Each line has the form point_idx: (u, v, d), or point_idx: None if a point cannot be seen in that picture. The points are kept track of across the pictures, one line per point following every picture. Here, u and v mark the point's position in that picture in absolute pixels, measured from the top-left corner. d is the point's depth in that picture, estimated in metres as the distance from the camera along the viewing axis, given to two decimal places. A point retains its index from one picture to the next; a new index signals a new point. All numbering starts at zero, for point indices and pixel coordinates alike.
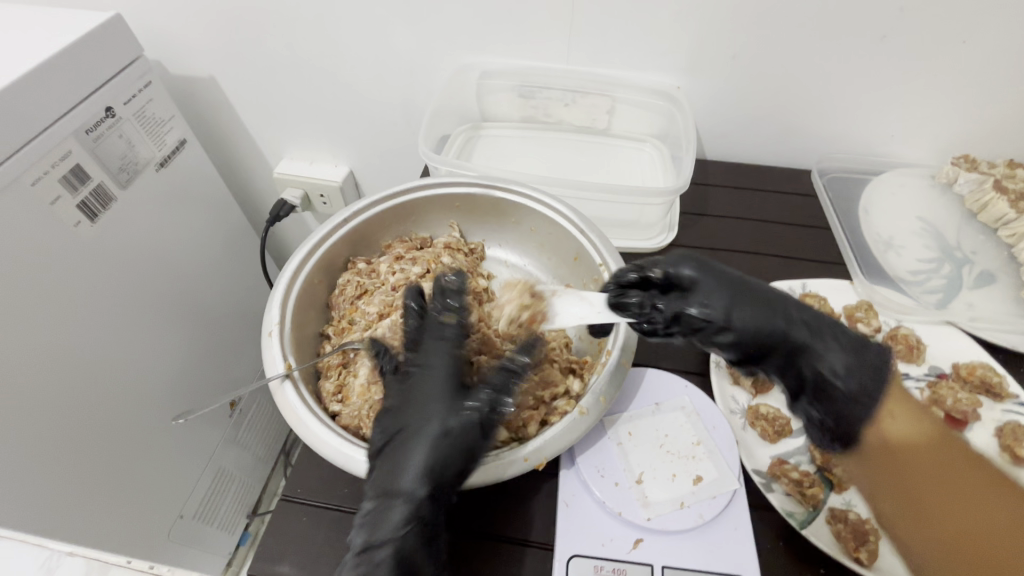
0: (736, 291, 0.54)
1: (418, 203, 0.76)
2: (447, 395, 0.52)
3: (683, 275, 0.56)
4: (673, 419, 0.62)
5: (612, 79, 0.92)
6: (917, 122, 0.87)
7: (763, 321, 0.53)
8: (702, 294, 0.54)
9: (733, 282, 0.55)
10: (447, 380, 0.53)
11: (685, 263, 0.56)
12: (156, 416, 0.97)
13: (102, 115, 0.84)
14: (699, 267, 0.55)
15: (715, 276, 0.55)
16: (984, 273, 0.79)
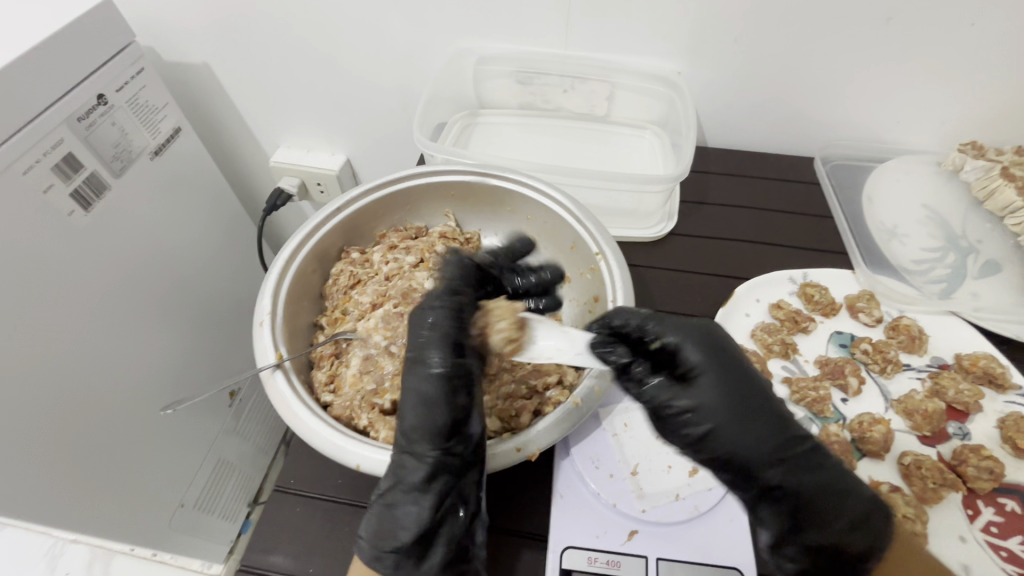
0: (735, 383, 0.47)
1: (413, 192, 0.75)
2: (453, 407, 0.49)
3: (686, 353, 0.48)
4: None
5: (611, 65, 0.90)
6: (923, 108, 0.85)
7: (751, 426, 0.46)
8: (699, 381, 0.47)
9: (738, 382, 0.47)
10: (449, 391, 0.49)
11: (692, 339, 0.49)
12: (146, 408, 0.94)
13: (95, 103, 0.83)
14: (704, 349, 0.48)
15: (719, 361, 0.48)
16: (990, 262, 0.77)
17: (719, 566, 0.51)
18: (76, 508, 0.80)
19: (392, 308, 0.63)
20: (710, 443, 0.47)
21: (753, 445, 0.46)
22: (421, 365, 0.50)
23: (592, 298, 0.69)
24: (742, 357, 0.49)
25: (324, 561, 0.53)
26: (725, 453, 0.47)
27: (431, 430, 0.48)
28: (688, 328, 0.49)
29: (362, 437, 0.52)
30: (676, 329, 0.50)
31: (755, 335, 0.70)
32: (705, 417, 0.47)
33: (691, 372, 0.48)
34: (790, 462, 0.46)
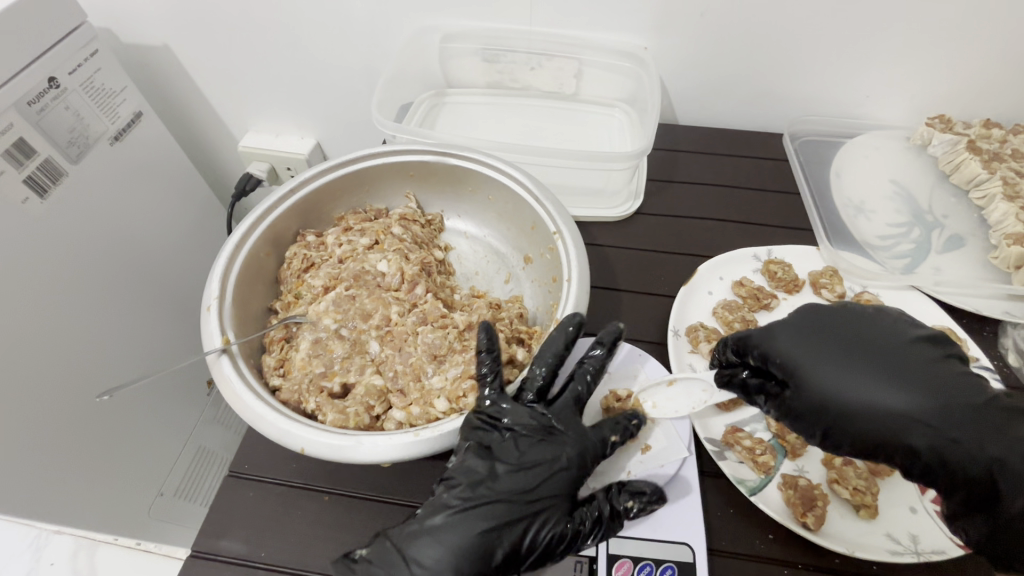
0: (833, 352, 0.52)
1: (370, 173, 0.73)
2: (531, 478, 0.50)
3: (778, 348, 0.54)
4: (696, 396, 0.59)
5: (578, 41, 0.88)
6: (894, 80, 0.84)
7: (885, 386, 0.49)
8: (798, 365, 0.52)
9: (847, 357, 0.51)
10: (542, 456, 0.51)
11: (780, 332, 0.55)
12: (79, 395, 0.85)
13: (45, 86, 0.79)
14: (793, 333, 0.54)
15: (810, 341, 0.53)
16: (954, 236, 0.77)
17: (668, 541, 0.51)
18: (9, 498, 0.74)
19: (344, 291, 0.63)
20: (833, 433, 0.50)
21: (899, 406, 0.48)
22: (534, 466, 0.51)
23: (552, 277, 0.69)
24: (841, 332, 0.53)
25: (276, 544, 0.53)
26: (852, 434, 0.49)
27: (459, 508, 0.48)
28: (776, 325, 0.56)
29: (310, 421, 0.52)
30: (760, 332, 0.56)
31: (717, 312, 0.69)
32: (821, 404, 0.50)
33: (788, 363, 0.53)
34: (934, 406, 0.47)
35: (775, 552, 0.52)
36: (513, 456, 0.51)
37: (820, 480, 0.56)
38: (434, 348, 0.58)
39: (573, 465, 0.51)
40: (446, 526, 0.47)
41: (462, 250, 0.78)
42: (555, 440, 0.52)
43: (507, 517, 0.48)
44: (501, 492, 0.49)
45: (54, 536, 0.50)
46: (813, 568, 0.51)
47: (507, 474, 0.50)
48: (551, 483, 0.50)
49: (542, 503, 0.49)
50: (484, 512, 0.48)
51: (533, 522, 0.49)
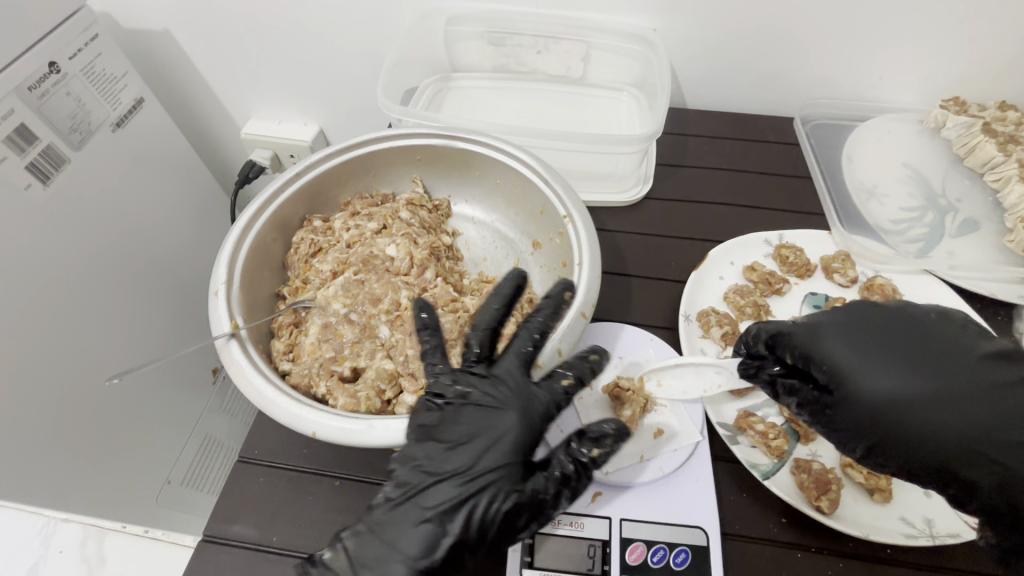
0: (885, 362, 0.47)
1: (376, 157, 0.72)
2: (474, 449, 0.47)
3: (825, 352, 0.49)
4: (708, 379, 0.59)
5: (585, 23, 0.87)
6: (908, 61, 0.82)
7: (947, 406, 0.45)
8: (851, 373, 0.48)
9: (899, 369, 0.47)
10: (483, 424, 0.48)
11: (830, 334, 0.50)
12: (89, 379, 0.86)
13: (46, 71, 0.78)
14: (843, 337, 0.49)
15: (865, 346, 0.48)
16: (968, 220, 0.76)
17: (682, 524, 0.51)
18: (22, 480, 0.74)
19: (352, 275, 0.63)
20: (879, 450, 0.47)
21: (961, 430, 0.44)
22: (472, 438, 0.47)
23: (561, 262, 0.68)
24: (893, 340, 0.48)
25: (288, 529, 0.53)
26: (906, 457, 0.46)
27: (404, 493, 0.46)
28: (819, 328, 0.51)
29: (322, 406, 0.51)
30: (805, 332, 0.51)
31: (728, 297, 0.69)
32: (872, 418, 0.46)
33: (837, 371, 0.48)
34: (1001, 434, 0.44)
35: (788, 536, 0.51)
36: (453, 431, 0.47)
37: (833, 464, 0.56)
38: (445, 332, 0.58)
39: (515, 430, 0.47)
40: (392, 526, 0.44)
41: (469, 235, 0.77)
42: (491, 408, 0.48)
43: (448, 499, 0.45)
44: (438, 473, 0.46)
45: (63, 524, 0.50)
46: (826, 550, 0.51)
47: (442, 454, 0.47)
48: (495, 452, 0.46)
49: (486, 478, 0.46)
50: (423, 499, 0.45)
51: (478, 502, 0.45)
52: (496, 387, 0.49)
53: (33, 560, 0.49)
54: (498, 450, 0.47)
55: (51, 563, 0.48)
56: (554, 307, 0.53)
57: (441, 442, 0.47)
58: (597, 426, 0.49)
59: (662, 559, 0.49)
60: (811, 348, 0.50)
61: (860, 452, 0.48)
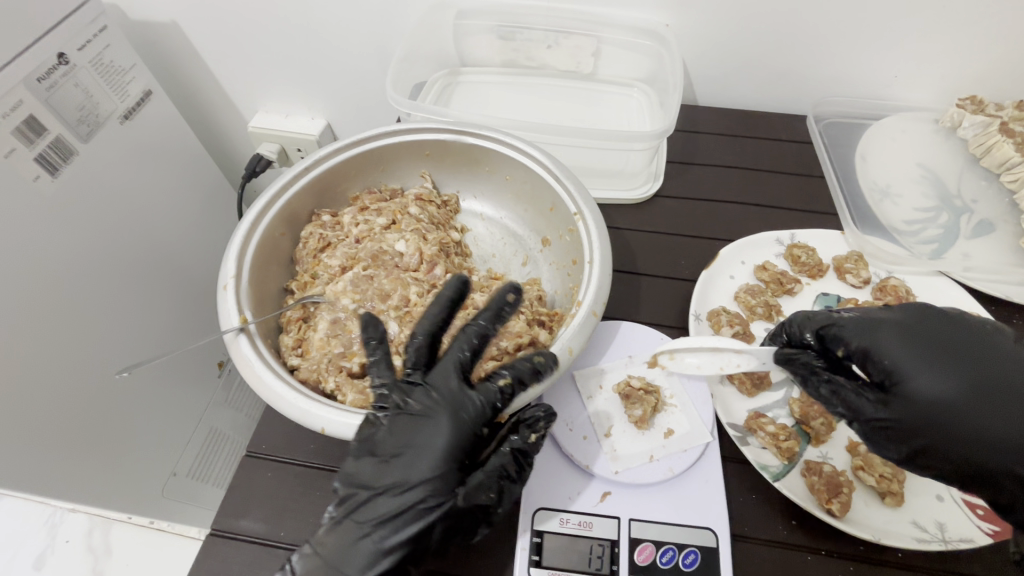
0: (937, 362, 0.48)
1: (386, 152, 0.72)
2: (406, 460, 0.47)
3: (881, 347, 0.49)
4: (726, 357, 0.58)
5: (597, 18, 0.86)
6: (924, 59, 0.81)
7: (993, 412, 0.46)
8: (906, 371, 0.48)
9: (949, 373, 0.47)
10: (414, 435, 0.48)
11: (887, 330, 0.50)
12: (100, 371, 0.87)
13: (55, 62, 0.78)
14: (900, 334, 0.49)
15: (921, 345, 0.49)
16: (984, 221, 0.75)
17: (691, 526, 0.51)
18: (32, 470, 0.75)
19: (362, 270, 0.62)
20: (921, 451, 0.47)
21: (1007, 437, 0.45)
22: (405, 449, 0.47)
23: (571, 259, 0.67)
24: (947, 344, 0.49)
25: (295, 524, 0.53)
26: (942, 459, 0.46)
27: (348, 509, 0.47)
28: (872, 324, 0.51)
29: (332, 402, 0.51)
30: (860, 326, 0.51)
31: (739, 297, 0.68)
32: (921, 417, 0.47)
33: (892, 366, 0.49)
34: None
35: (797, 538, 0.51)
36: (387, 444, 0.48)
37: (844, 467, 0.55)
38: None
39: (447, 436, 0.47)
40: (333, 544, 0.45)
41: (478, 232, 0.77)
42: (424, 418, 0.48)
43: (387, 511, 0.46)
44: (376, 487, 0.47)
45: (69, 515, 0.49)
46: (836, 554, 0.50)
47: (377, 467, 0.48)
48: (428, 461, 0.47)
49: (421, 490, 0.46)
50: (366, 513, 0.46)
51: (416, 512, 0.46)
52: (431, 394, 0.49)
53: (41, 550, 0.48)
54: (428, 460, 0.47)
55: (58, 552, 0.47)
56: (495, 310, 0.51)
57: (379, 456, 0.48)
58: (530, 413, 0.50)
59: (671, 560, 0.49)
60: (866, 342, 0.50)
61: (902, 454, 0.48)
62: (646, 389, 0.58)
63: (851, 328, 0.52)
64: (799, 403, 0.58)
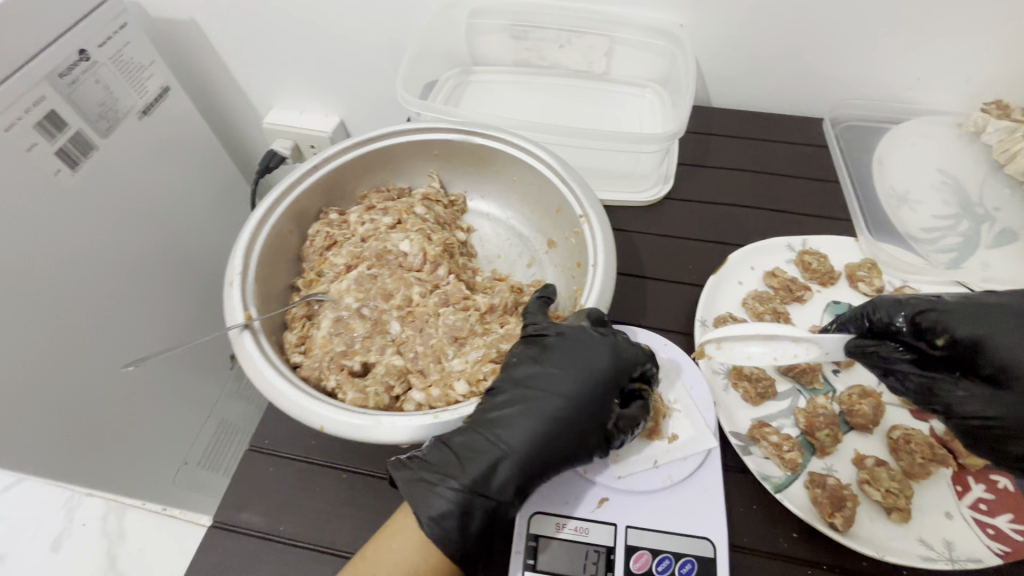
0: None
1: (395, 151, 0.72)
2: (574, 373, 0.51)
3: (992, 334, 0.48)
4: (781, 346, 0.55)
5: (610, 18, 0.85)
6: (947, 63, 0.78)
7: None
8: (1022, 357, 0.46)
9: None
10: (580, 358, 0.52)
11: (1000, 318, 0.48)
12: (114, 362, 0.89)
13: (76, 59, 0.79)
14: (1015, 325, 0.48)
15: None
16: (1006, 230, 0.72)
17: (689, 535, 0.50)
18: (51, 456, 0.78)
19: (366, 269, 0.63)
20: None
21: None
22: (572, 367, 0.52)
23: (576, 262, 0.67)
24: None
25: (295, 519, 0.54)
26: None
27: (505, 409, 0.50)
28: (980, 314, 0.49)
29: (330, 401, 0.52)
30: (965, 314, 0.49)
31: (746, 304, 0.67)
32: None
33: (1007, 359, 0.47)
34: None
35: (798, 551, 0.50)
36: (556, 361, 0.52)
37: (850, 480, 0.54)
38: (455, 330, 0.58)
39: (609, 362, 0.52)
40: (486, 432, 0.49)
41: (484, 231, 0.77)
42: (588, 349, 0.52)
43: (521, 429, 0.49)
44: (523, 395, 0.51)
45: (85, 499, 0.48)
46: (837, 569, 0.49)
47: (541, 375, 0.52)
48: (589, 378, 0.51)
49: (577, 406, 0.50)
50: (531, 412, 0.50)
51: (571, 419, 0.50)
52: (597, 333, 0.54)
53: (58, 531, 0.47)
54: (602, 377, 0.52)
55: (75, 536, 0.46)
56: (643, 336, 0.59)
57: (546, 367, 0.52)
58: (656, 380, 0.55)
59: (667, 568, 0.49)
60: (972, 332, 0.48)
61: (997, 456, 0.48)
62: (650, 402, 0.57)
63: (953, 317, 0.50)
64: (804, 414, 0.57)
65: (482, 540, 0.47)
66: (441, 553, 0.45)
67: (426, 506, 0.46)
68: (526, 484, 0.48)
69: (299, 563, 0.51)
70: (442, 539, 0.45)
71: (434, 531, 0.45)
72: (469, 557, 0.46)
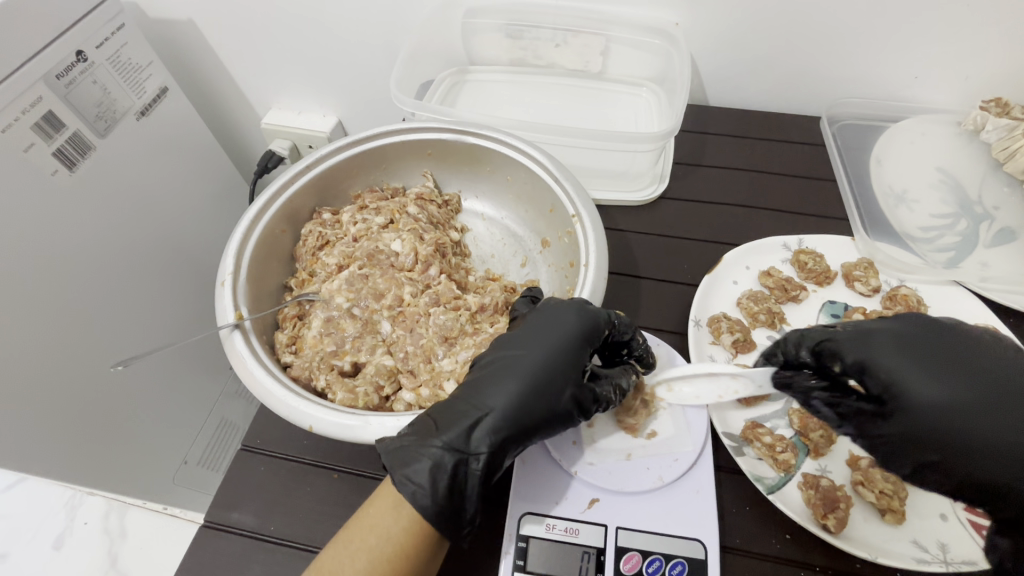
0: (935, 372, 0.46)
1: (388, 150, 0.72)
2: (547, 336, 0.52)
3: (878, 360, 0.48)
4: (723, 383, 0.56)
5: (605, 17, 0.84)
6: (947, 61, 0.77)
7: (990, 419, 0.43)
8: (906, 383, 0.46)
9: (950, 382, 0.45)
10: (551, 323, 0.53)
11: (881, 342, 0.48)
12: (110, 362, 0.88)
13: (74, 60, 0.79)
14: (899, 347, 0.47)
15: (918, 353, 0.47)
16: (1005, 230, 0.72)
17: (681, 536, 0.50)
18: (45, 457, 0.78)
19: (357, 269, 0.63)
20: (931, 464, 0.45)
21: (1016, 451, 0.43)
22: (544, 331, 0.53)
23: (569, 262, 0.67)
24: (959, 354, 0.46)
25: (285, 519, 0.54)
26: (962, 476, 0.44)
27: (485, 372, 0.51)
28: (864, 337, 0.49)
29: (320, 400, 0.51)
30: (855, 340, 0.49)
31: (741, 303, 0.66)
32: (931, 434, 0.45)
33: (891, 381, 0.47)
34: None
35: (790, 553, 0.50)
36: (531, 326, 0.54)
37: (843, 481, 0.54)
38: (445, 330, 0.58)
39: (578, 323, 0.53)
40: (468, 395, 0.49)
41: (478, 231, 0.77)
42: (558, 315, 0.54)
43: (500, 387, 0.49)
44: (503, 359, 0.52)
45: (88, 497, 0.53)
46: (830, 570, 0.49)
47: (518, 340, 0.53)
48: (561, 341, 0.52)
49: (552, 366, 0.51)
50: (511, 373, 0.50)
51: (547, 378, 0.50)
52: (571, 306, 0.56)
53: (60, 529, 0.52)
54: (575, 343, 0.52)
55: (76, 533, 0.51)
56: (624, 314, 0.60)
57: (523, 333, 0.54)
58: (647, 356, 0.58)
59: (657, 570, 0.48)
60: (859, 356, 0.49)
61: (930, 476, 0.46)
62: (633, 393, 0.57)
63: (846, 344, 0.50)
64: (798, 414, 0.56)
65: (460, 500, 0.46)
66: (416, 514, 0.45)
67: (409, 468, 0.45)
68: (509, 444, 0.48)
69: (289, 563, 0.51)
70: (418, 497, 0.45)
71: (416, 492, 0.45)
72: (448, 517, 0.45)
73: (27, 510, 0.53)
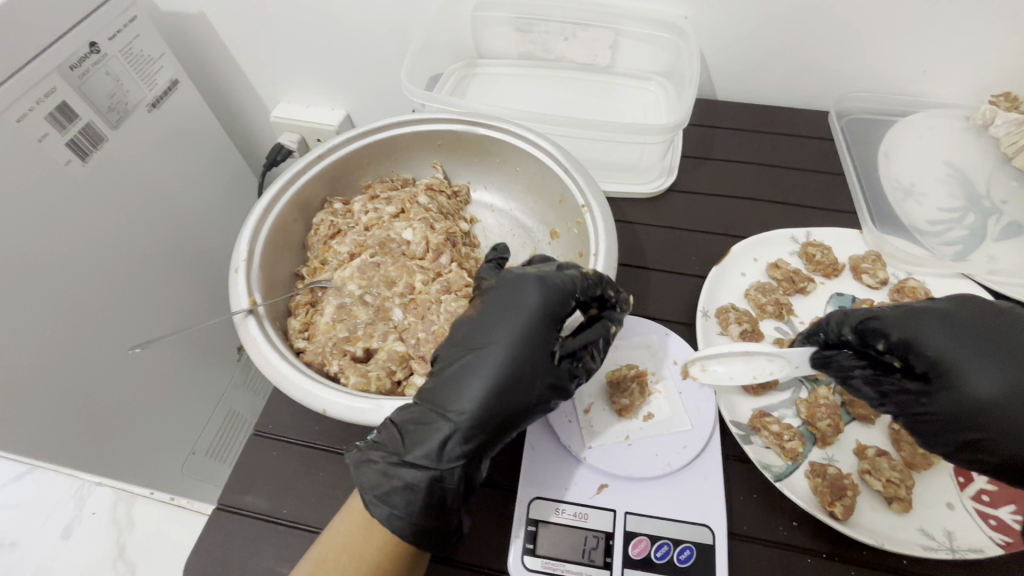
0: (987, 352, 0.46)
1: (399, 141, 0.72)
2: (509, 322, 0.51)
3: (924, 339, 0.48)
4: (757, 364, 0.57)
5: (615, 10, 0.85)
6: (957, 54, 0.77)
7: None
8: (958, 361, 0.46)
9: (1003, 359, 0.45)
10: (514, 308, 0.51)
11: (931, 320, 0.49)
12: (124, 348, 0.90)
13: (87, 52, 0.80)
14: (948, 325, 0.48)
15: (970, 334, 0.47)
16: (1013, 224, 0.71)
17: (689, 521, 0.50)
18: (58, 439, 0.79)
19: (369, 258, 0.64)
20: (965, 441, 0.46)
21: None
22: (503, 315, 0.51)
23: (579, 252, 0.67)
24: (1006, 334, 0.47)
25: (298, 503, 0.54)
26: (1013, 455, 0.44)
27: (450, 371, 0.50)
28: (913, 315, 0.50)
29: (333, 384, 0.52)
30: (902, 318, 0.50)
31: (748, 295, 0.67)
32: (976, 411, 0.45)
33: (942, 359, 0.47)
34: None
35: (798, 539, 0.50)
36: (495, 311, 0.52)
37: (850, 470, 0.54)
38: (456, 316, 0.59)
39: (537, 302, 0.51)
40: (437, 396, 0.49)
41: (488, 222, 0.77)
42: (519, 299, 0.52)
43: (462, 391, 0.48)
44: (466, 354, 0.50)
45: (96, 488, 0.51)
46: (836, 557, 0.49)
47: (476, 330, 0.51)
48: (523, 330, 0.50)
49: (515, 356, 0.49)
50: (473, 370, 0.49)
51: (511, 372, 0.48)
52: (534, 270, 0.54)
53: (69, 519, 0.49)
54: (539, 327, 0.50)
55: (85, 523, 0.49)
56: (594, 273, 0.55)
57: (487, 319, 0.52)
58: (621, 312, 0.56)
59: (665, 555, 0.49)
60: (906, 334, 0.49)
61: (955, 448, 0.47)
62: (632, 376, 0.58)
63: (896, 323, 0.50)
64: (806, 405, 0.57)
65: (440, 515, 0.46)
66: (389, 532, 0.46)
67: (369, 494, 0.46)
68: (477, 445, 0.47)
69: (303, 544, 0.52)
70: (391, 518, 0.45)
71: (376, 507, 0.45)
72: (424, 535, 0.46)
73: (39, 501, 0.50)
